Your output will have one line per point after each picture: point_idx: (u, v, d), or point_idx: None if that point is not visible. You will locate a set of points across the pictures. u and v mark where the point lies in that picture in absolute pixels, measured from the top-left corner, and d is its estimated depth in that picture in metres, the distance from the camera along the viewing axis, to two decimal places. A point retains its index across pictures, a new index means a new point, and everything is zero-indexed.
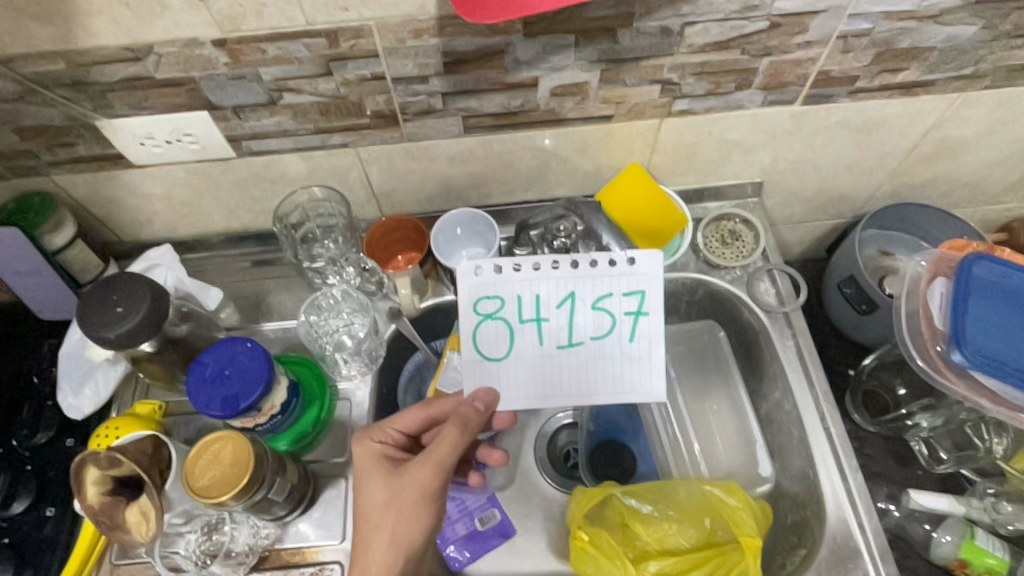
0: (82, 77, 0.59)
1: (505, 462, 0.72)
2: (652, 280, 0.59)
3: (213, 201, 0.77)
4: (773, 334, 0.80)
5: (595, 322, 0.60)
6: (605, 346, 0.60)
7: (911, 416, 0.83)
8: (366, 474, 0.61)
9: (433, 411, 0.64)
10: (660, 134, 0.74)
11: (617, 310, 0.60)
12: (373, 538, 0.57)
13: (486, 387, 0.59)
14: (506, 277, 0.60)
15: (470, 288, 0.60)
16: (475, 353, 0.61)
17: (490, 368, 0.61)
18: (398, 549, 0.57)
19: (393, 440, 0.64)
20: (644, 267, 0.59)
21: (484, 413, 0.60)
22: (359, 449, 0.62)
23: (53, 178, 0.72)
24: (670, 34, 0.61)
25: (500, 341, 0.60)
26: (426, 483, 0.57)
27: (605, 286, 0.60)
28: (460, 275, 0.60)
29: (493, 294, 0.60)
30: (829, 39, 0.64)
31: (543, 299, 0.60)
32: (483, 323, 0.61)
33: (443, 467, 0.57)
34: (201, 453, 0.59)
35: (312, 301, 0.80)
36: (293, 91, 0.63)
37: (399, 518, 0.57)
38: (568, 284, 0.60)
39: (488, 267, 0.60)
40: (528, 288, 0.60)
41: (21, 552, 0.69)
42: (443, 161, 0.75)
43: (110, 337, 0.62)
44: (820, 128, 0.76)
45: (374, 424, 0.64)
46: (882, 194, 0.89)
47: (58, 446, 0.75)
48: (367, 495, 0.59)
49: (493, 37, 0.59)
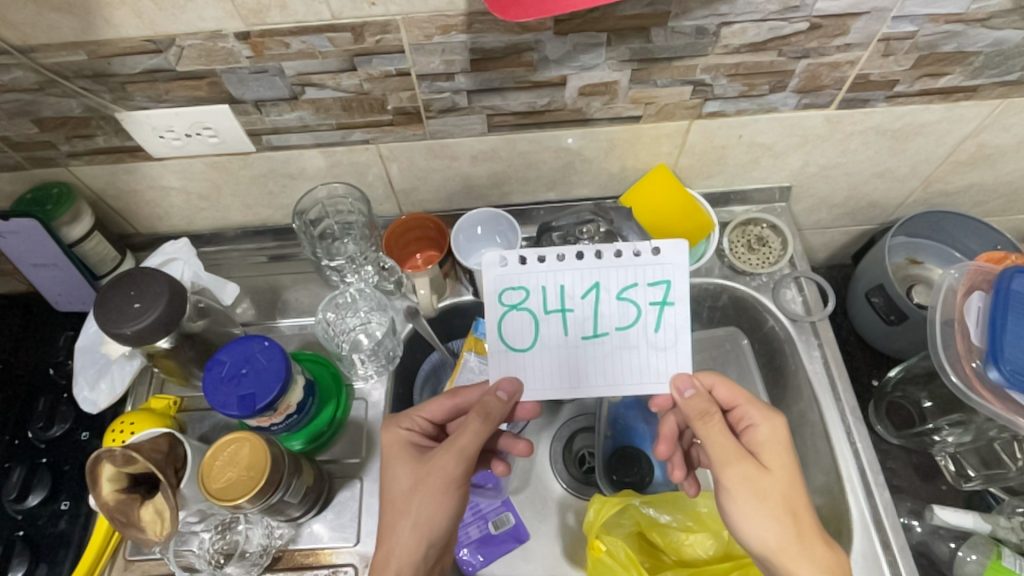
0: (102, 69, 0.58)
1: (530, 450, 0.70)
2: (678, 270, 0.55)
3: (231, 196, 0.76)
4: (799, 344, 0.78)
5: (620, 313, 0.56)
6: (630, 337, 0.57)
7: (937, 431, 0.82)
8: (393, 460, 0.61)
9: (459, 401, 0.65)
10: (688, 135, 0.72)
11: (642, 300, 0.56)
12: (397, 523, 0.58)
13: (511, 377, 0.57)
14: (529, 268, 0.56)
15: (493, 279, 0.57)
16: (498, 344, 0.57)
17: (514, 359, 0.57)
18: (421, 535, 0.57)
19: (420, 428, 0.64)
20: (671, 256, 0.55)
21: (507, 403, 0.57)
22: (387, 436, 0.63)
23: (71, 170, 0.71)
24: (705, 34, 0.59)
25: (524, 332, 0.57)
26: (450, 472, 0.58)
27: (629, 276, 0.56)
28: (484, 266, 0.56)
29: (517, 285, 0.57)
30: (870, 42, 0.61)
31: (567, 290, 0.57)
32: (507, 314, 0.57)
33: (465, 456, 0.58)
34: (217, 454, 0.58)
35: (329, 299, 0.79)
36: (315, 86, 0.62)
37: (422, 505, 0.57)
38: (592, 275, 0.56)
39: (513, 257, 0.56)
40: (552, 278, 0.56)
41: (35, 546, 0.69)
42: (466, 160, 0.73)
43: (126, 333, 0.61)
44: (854, 133, 0.73)
45: (403, 411, 0.65)
46: (914, 202, 0.87)
47: (73, 440, 0.75)
48: (393, 481, 0.60)
49: (523, 35, 0.57)
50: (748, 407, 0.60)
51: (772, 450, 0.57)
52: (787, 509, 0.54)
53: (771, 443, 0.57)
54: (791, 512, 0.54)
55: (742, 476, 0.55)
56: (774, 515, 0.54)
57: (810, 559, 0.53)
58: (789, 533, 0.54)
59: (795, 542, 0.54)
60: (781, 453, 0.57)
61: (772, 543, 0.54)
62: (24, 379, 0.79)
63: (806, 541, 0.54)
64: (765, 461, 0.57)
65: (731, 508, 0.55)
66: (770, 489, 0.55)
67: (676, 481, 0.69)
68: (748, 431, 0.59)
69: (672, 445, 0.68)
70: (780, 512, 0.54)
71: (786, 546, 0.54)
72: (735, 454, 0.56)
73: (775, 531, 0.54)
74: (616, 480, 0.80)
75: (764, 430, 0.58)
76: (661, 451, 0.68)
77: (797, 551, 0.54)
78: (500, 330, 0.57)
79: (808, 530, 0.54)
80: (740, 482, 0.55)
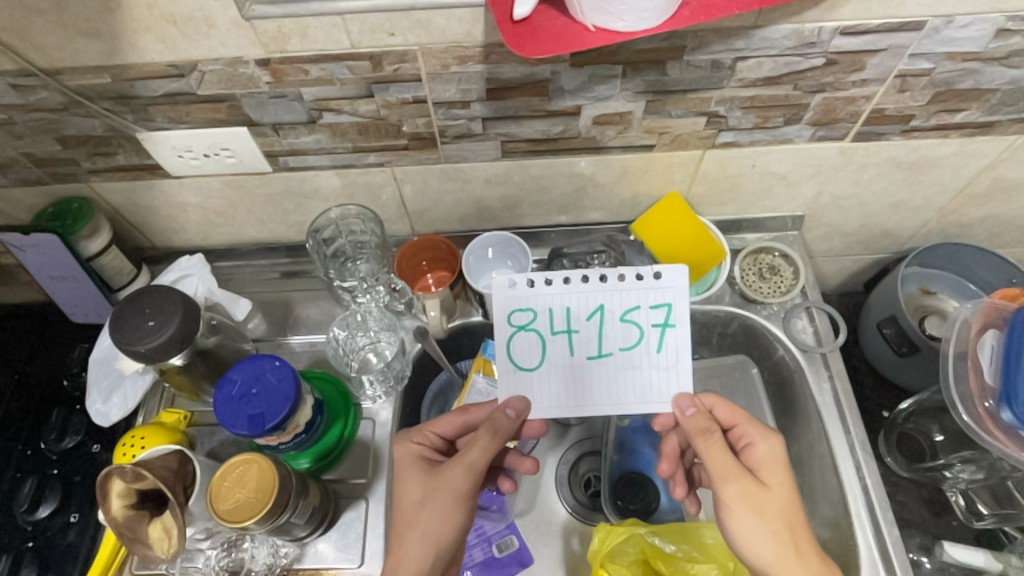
0: (125, 91, 0.59)
1: (536, 468, 0.70)
2: (679, 293, 0.55)
3: (247, 213, 0.77)
4: (809, 374, 0.77)
5: (624, 334, 0.57)
6: (633, 357, 0.57)
7: (949, 467, 0.81)
8: (404, 473, 0.62)
9: (469, 417, 0.65)
10: (702, 164, 0.72)
11: (645, 322, 0.56)
12: (407, 534, 0.58)
13: (519, 396, 0.57)
14: (537, 290, 0.57)
15: (502, 301, 0.57)
16: (507, 363, 0.58)
17: (522, 378, 0.58)
18: (429, 547, 0.57)
19: (431, 443, 0.64)
20: (672, 279, 0.55)
21: (516, 421, 0.57)
22: (399, 449, 0.63)
23: (92, 185, 0.72)
24: (721, 68, 0.59)
25: (532, 353, 0.57)
26: (458, 486, 0.58)
27: (632, 298, 0.56)
28: (493, 288, 0.57)
29: (525, 306, 0.57)
30: (886, 77, 0.61)
31: (573, 311, 0.57)
32: (515, 335, 0.58)
33: (474, 471, 0.58)
34: (224, 478, 0.58)
35: (344, 316, 0.81)
36: (333, 111, 0.63)
37: (431, 517, 0.58)
38: (596, 297, 0.57)
39: (521, 280, 0.57)
40: (559, 300, 0.57)
41: (44, 557, 0.70)
42: (479, 183, 0.74)
43: (140, 350, 0.62)
44: (868, 165, 0.73)
45: (414, 426, 0.65)
46: (928, 232, 0.86)
47: (84, 451, 0.75)
48: (404, 493, 0.60)
49: (539, 66, 0.58)
50: (746, 426, 0.60)
51: (770, 468, 0.57)
52: (784, 524, 0.54)
53: (768, 461, 0.57)
54: (789, 528, 0.54)
55: (741, 492, 0.55)
56: (772, 530, 0.54)
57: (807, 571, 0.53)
58: (787, 548, 0.53)
59: (793, 556, 0.53)
60: (779, 471, 0.57)
61: (770, 557, 0.53)
62: (38, 389, 0.80)
63: (804, 557, 0.53)
64: (763, 478, 0.57)
65: (728, 523, 0.55)
66: (769, 506, 0.55)
67: (678, 498, 0.68)
68: (747, 449, 0.59)
69: (674, 463, 0.69)
70: (778, 526, 0.54)
71: (784, 561, 0.53)
72: (733, 471, 0.56)
73: (773, 547, 0.54)
74: (620, 506, 0.79)
75: (762, 449, 0.58)
76: (662, 470, 0.70)
77: (795, 566, 0.53)
78: (509, 350, 0.58)
79: (806, 546, 0.54)
80: (739, 499, 0.55)
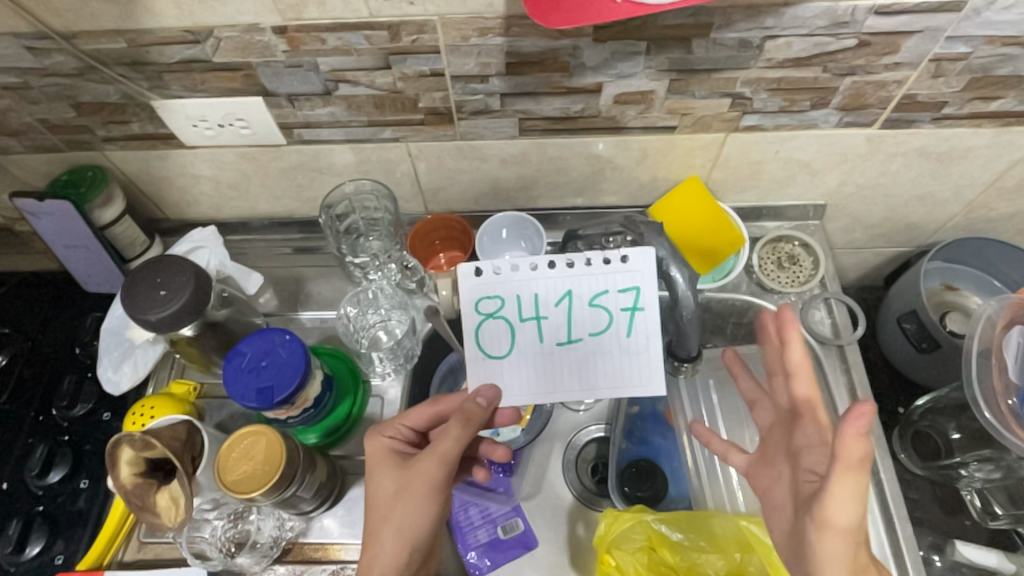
0: (140, 57, 0.59)
1: (510, 456, 0.70)
2: (647, 276, 0.54)
3: (260, 186, 0.77)
4: (825, 366, 0.76)
5: (593, 319, 0.55)
6: (603, 342, 0.56)
7: (964, 466, 0.79)
8: (377, 468, 0.61)
9: (441, 407, 0.63)
10: (723, 149, 0.71)
11: (614, 306, 0.55)
12: (382, 529, 0.57)
13: (489, 384, 0.56)
14: (504, 277, 0.55)
15: (469, 289, 0.55)
16: (475, 352, 0.56)
17: (491, 366, 0.56)
18: (405, 540, 0.57)
19: (403, 436, 0.63)
20: (639, 263, 0.54)
21: (486, 410, 0.57)
22: (370, 445, 0.62)
23: (106, 154, 0.72)
24: (749, 47, 0.57)
25: (501, 340, 0.56)
26: (433, 478, 0.58)
27: (601, 283, 0.55)
28: (458, 275, 0.55)
29: (492, 294, 0.56)
30: (920, 61, 0.59)
31: (541, 297, 0.55)
32: (483, 323, 0.56)
33: (448, 461, 0.58)
34: (233, 447, 0.58)
35: (353, 294, 0.81)
36: (349, 83, 0.62)
37: (405, 511, 0.57)
38: (565, 282, 0.55)
39: (487, 267, 0.55)
40: (526, 286, 0.55)
41: (54, 522, 0.71)
42: (495, 162, 0.73)
43: (151, 319, 0.62)
44: (895, 154, 0.71)
45: (385, 419, 0.64)
46: (953, 226, 0.84)
47: (94, 420, 0.76)
48: (377, 489, 0.60)
49: (561, 40, 0.56)
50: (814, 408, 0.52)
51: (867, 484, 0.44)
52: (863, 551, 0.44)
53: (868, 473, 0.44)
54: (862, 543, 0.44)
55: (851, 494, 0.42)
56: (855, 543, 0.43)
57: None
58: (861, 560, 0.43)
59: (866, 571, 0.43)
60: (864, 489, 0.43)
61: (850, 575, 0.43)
62: (51, 357, 0.81)
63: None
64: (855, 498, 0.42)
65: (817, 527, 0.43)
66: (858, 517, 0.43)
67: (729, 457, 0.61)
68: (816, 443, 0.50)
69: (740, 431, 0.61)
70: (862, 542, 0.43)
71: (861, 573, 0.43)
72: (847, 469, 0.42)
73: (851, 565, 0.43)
74: (627, 492, 0.76)
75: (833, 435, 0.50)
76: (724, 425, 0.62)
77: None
78: (477, 339, 0.56)
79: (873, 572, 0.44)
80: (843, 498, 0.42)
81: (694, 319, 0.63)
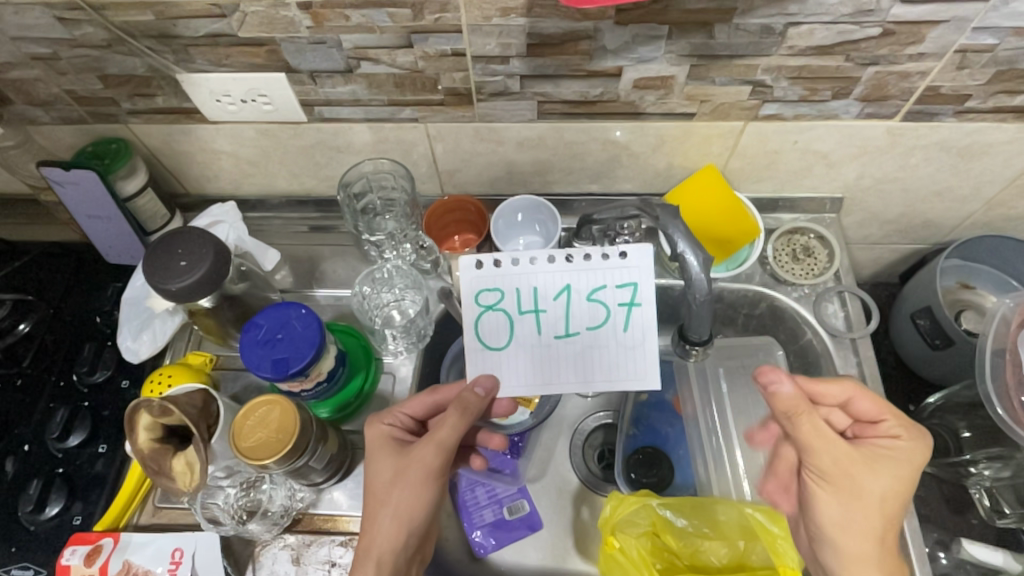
0: (167, 30, 0.60)
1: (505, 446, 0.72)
2: (645, 272, 0.55)
3: (279, 163, 0.77)
4: (836, 358, 0.76)
5: (590, 313, 0.56)
6: (600, 336, 0.56)
7: (974, 464, 0.79)
8: (375, 454, 0.61)
9: (440, 396, 0.64)
10: (741, 138, 0.70)
11: (611, 301, 0.56)
12: (379, 513, 0.58)
13: (488, 373, 0.57)
14: (504, 270, 0.56)
15: (469, 280, 0.56)
16: (474, 343, 0.57)
17: (490, 358, 0.57)
18: (401, 524, 0.57)
19: (403, 424, 0.64)
20: (637, 260, 0.55)
21: (484, 400, 0.57)
22: (369, 431, 0.62)
23: (130, 127, 0.73)
24: (771, 33, 0.57)
25: (500, 331, 0.57)
26: (430, 464, 0.58)
27: (599, 278, 0.56)
28: (459, 267, 0.56)
29: (492, 286, 0.56)
30: (945, 52, 0.59)
31: (540, 291, 0.56)
32: (482, 315, 0.57)
33: (445, 447, 0.58)
34: (248, 416, 0.60)
35: (367, 273, 0.80)
36: (371, 61, 0.62)
37: (402, 495, 0.58)
38: (564, 277, 0.56)
39: (487, 260, 0.56)
40: (526, 280, 0.56)
41: (73, 484, 0.73)
42: (512, 145, 0.73)
43: (171, 288, 0.63)
44: (915, 147, 0.70)
45: (384, 408, 0.65)
46: (972, 224, 0.83)
47: (114, 387, 0.78)
48: (375, 474, 0.60)
49: (582, 22, 0.57)
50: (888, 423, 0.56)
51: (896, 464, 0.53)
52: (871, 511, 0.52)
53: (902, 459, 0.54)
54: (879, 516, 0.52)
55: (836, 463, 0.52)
56: (856, 506, 0.52)
57: (874, 551, 0.52)
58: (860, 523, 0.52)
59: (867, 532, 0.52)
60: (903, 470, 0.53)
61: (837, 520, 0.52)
62: (72, 325, 0.83)
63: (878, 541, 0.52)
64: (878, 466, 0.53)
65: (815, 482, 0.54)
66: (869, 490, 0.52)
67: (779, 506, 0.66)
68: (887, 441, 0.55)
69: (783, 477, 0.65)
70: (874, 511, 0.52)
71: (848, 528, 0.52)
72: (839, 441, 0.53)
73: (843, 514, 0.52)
74: (634, 478, 0.78)
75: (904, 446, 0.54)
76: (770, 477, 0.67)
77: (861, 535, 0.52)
78: (476, 330, 0.57)
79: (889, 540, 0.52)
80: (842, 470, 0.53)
81: (704, 307, 0.63)
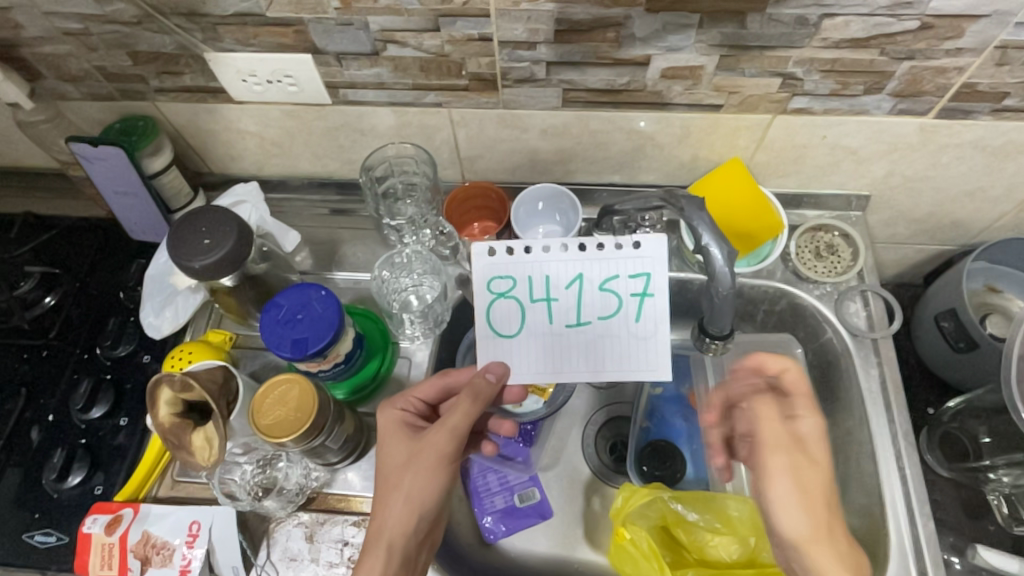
0: (197, 8, 0.60)
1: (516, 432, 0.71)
2: (658, 262, 0.55)
3: (302, 145, 0.78)
4: (857, 359, 0.75)
5: (603, 302, 0.56)
6: (612, 326, 0.56)
7: (993, 470, 0.77)
8: (388, 438, 0.61)
9: (451, 380, 0.64)
10: (769, 131, 0.69)
11: (624, 291, 0.56)
12: (391, 497, 0.58)
13: (499, 360, 0.57)
14: (517, 258, 0.56)
15: (481, 267, 0.56)
16: (486, 330, 0.58)
17: (502, 345, 0.57)
18: (412, 509, 0.57)
19: (415, 408, 0.64)
20: (651, 250, 0.54)
21: (496, 386, 0.57)
22: (382, 415, 0.62)
23: (157, 104, 0.74)
24: (805, 24, 0.56)
25: (511, 318, 0.57)
26: (442, 449, 0.58)
27: (612, 268, 0.55)
28: (472, 255, 0.56)
29: (504, 274, 0.56)
30: (984, 48, 0.57)
31: (552, 279, 0.56)
32: (494, 302, 0.57)
33: (458, 433, 0.58)
34: (268, 393, 0.60)
35: (386, 257, 0.82)
36: (397, 44, 0.62)
37: (414, 480, 0.58)
38: (577, 265, 0.55)
39: (500, 247, 0.56)
40: (538, 268, 0.56)
41: (95, 455, 0.74)
42: (535, 133, 0.72)
43: (195, 267, 0.64)
44: (948, 145, 0.69)
45: (397, 392, 0.65)
46: (1002, 226, 0.81)
47: (136, 361, 0.79)
48: (388, 458, 0.60)
49: (612, 9, 0.56)
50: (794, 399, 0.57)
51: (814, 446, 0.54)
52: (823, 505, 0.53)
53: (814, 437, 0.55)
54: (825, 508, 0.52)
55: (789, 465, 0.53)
56: (808, 508, 0.52)
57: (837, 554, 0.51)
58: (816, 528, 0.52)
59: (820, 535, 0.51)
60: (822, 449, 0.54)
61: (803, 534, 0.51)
62: (98, 299, 0.84)
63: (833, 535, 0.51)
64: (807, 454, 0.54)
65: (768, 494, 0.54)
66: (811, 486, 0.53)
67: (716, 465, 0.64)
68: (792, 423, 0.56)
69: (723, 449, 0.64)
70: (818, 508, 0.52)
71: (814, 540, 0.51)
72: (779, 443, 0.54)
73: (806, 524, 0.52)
74: (645, 471, 0.77)
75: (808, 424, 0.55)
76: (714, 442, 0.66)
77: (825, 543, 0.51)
78: (488, 317, 0.57)
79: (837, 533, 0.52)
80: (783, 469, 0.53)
81: (727, 301, 0.62)
